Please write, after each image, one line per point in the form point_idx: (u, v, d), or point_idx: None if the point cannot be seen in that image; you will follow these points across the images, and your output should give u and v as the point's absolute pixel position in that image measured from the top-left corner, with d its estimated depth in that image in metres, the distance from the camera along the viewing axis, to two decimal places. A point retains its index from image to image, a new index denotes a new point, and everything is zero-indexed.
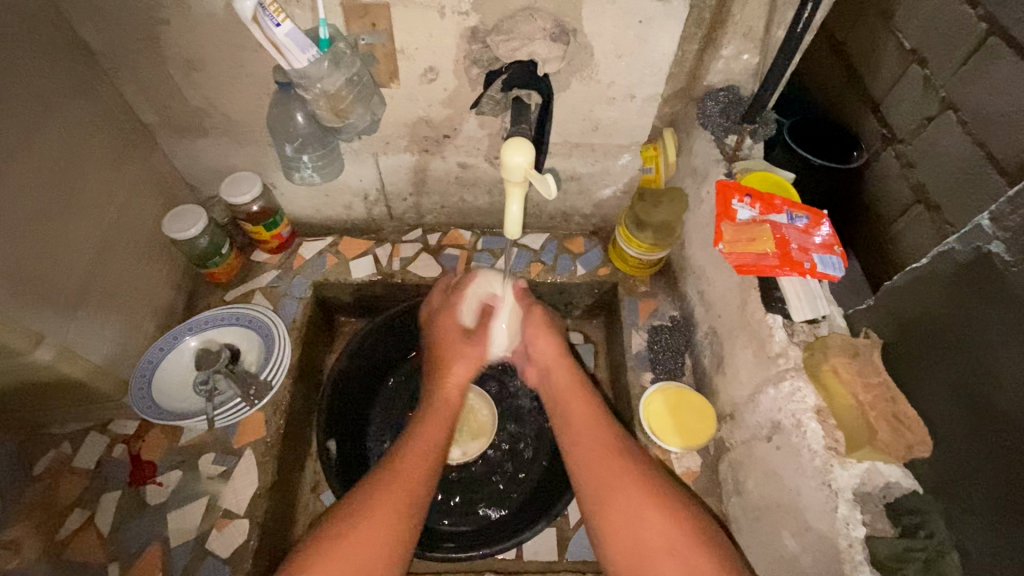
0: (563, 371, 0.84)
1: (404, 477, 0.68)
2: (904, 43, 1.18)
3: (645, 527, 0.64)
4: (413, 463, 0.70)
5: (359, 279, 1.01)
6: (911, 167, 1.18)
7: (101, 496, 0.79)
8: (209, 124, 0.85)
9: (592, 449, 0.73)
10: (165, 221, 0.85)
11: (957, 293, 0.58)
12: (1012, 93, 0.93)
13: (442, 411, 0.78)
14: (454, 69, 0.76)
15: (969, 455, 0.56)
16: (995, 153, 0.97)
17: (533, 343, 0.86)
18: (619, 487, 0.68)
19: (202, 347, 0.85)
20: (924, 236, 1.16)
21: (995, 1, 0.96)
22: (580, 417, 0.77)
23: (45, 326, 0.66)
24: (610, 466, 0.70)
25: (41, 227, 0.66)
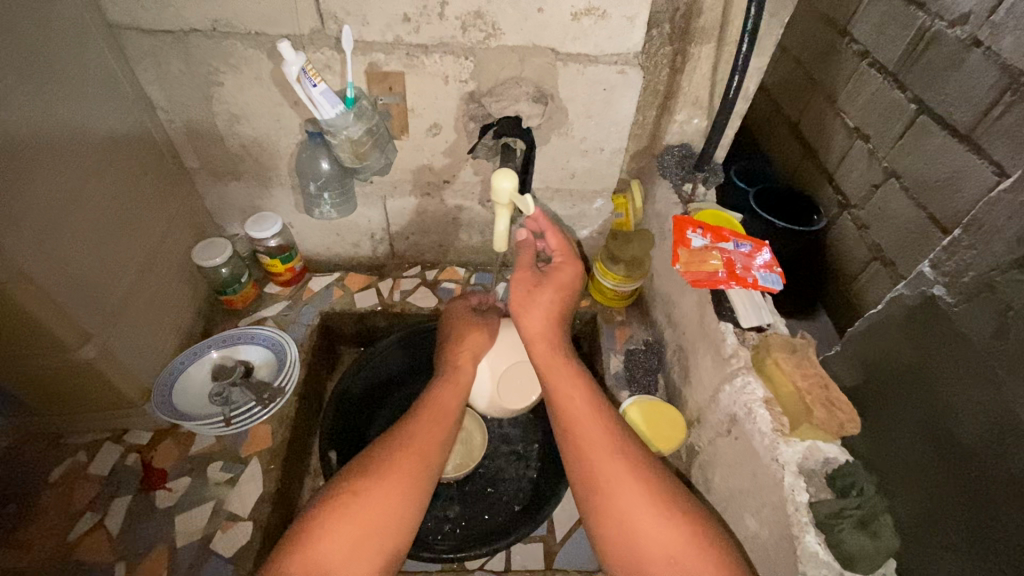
0: (545, 347, 0.83)
1: (403, 460, 0.74)
2: (849, 122, 1.39)
3: (638, 512, 0.68)
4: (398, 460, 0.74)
5: (362, 309, 1.11)
6: (866, 228, 1.36)
7: (112, 500, 0.84)
8: (241, 168, 0.99)
9: (586, 441, 0.75)
10: (195, 250, 0.96)
11: (910, 334, 0.79)
12: (943, 162, 1.10)
13: (432, 423, 0.81)
14: (454, 125, 0.92)
15: (941, 492, 0.72)
16: (936, 215, 1.13)
17: (524, 315, 0.83)
18: (613, 475, 0.71)
19: (218, 364, 0.94)
20: (882, 289, 1.32)
21: (921, 87, 1.16)
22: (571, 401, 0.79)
23: (94, 327, 0.76)
24: (596, 460, 0.73)
25: (101, 242, 0.77)
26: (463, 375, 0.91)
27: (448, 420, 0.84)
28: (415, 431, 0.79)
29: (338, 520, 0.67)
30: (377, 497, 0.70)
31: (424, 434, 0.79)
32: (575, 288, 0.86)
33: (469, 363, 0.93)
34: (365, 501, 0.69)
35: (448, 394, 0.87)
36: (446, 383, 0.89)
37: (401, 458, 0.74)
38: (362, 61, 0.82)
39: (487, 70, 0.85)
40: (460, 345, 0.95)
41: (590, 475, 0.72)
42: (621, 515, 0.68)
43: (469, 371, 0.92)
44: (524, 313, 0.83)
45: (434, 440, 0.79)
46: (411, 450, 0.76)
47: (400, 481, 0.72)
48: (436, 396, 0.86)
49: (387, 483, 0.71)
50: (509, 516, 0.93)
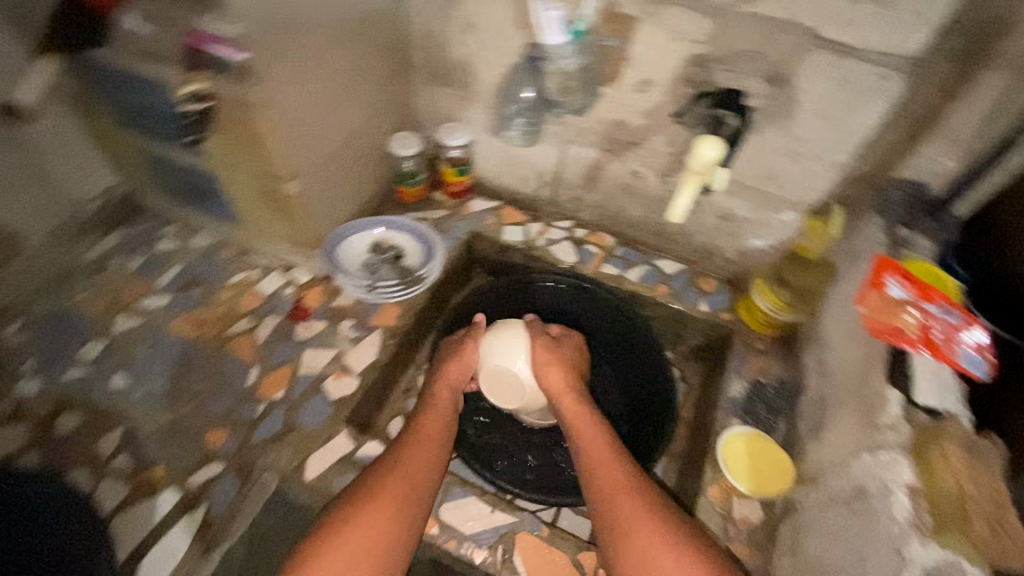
0: (570, 399, 0.87)
1: (393, 483, 0.74)
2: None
3: (653, 552, 0.67)
4: (394, 482, 0.74)
5: (506, 241, 1.15)
6: None
7: (267, 315, 0.99)
8: (455, 75, 1.05)
9: (601, 481, 0.76)
10: (393, 138, 1.08)
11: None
12: None
13: (423, 444, 0.80)
14: (667, 87, 0.88)
15: None
16: None
17: (545, 371, 0.88)
18: (628, 512, 0.71)
19: (374, 242, 1.04)
20: None
21: None
22: (595, 445, 0.80)
23: (302, 169, 0.88)
24: (627, 517, 0.71)
25: (330, 102, 0.89)
26: (440, 404, 0.88)
27: (440, 451, 0.81)
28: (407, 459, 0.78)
29: (343, 547, 0.67)
30: (371, 517, 0.70)
31: (412, 463, 0.77)
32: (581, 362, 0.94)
33: (448, 391, 0.90)
34: (359, 530, 0.69)
35: (431, 422, 0.85)
36: (427, 412, 0.87)
37: (394, 481, 0.74)
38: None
39: (726, 35, 0.79)
40: (447, 373, 0.91)
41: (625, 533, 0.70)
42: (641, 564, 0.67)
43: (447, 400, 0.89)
44: (542, 375, 0.88)
45: (424, 460, 0.78)
46: (398, 479, 0.75)
47: (398, 496, 0.73)
48: (419, 427, 0.83)
49: (378, 517, 0.70)
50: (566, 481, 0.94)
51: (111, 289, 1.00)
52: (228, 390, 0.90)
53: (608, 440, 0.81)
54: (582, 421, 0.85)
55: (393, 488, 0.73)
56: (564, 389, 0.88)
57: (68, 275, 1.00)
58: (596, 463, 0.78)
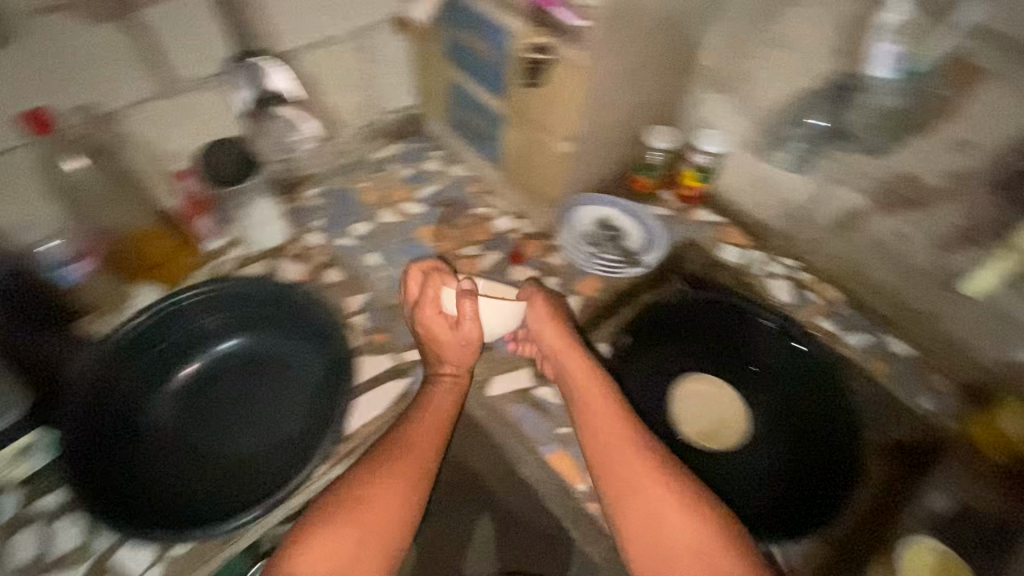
0: (575, 355, 0.90)
1: (404, 463, 0.80)
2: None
3: (665, 514, 0.76)
4: (391, 469, 0.80)
5: (720, 259, 1.13)
6: None
7: (492, 249, 1.12)
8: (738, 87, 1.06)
9: (602, 442, 0.82)
10: (652, 126, 1.10)
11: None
12: None
13: (428, 422, 0.85)
14: (990, 155, 0.80)
15: None
16: None
17: (544, 332, 0.91)
18: (634, 480, 0.78)
19: (600, 218, 1.10)
20: None
21: None
22: (598, 409, 0.85)
23: (580, 136, 0.96)
24: (631, 491, 0.78)
25: (626, 84, 0.95)
26: (432, 396, 0.88)
27: (442, 427, 0.86)
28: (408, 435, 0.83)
29: (379, 505, 0.77)
30: (382, 491, 0.77)
31: (418, 435, 0.84)
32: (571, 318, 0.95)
33: (466, 350, 0.91)
34: (387, 492, 0.78)
35: (444, 399, 0.88)
36: (438, 386, 0.89)
37: (400, 460, 0.80)
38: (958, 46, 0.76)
39: None
40: (442, 355, 0.91)
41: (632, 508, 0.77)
42: (654, 536, 0.75)
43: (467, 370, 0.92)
44: (544, 343, 0.91)
45: (430, 434, 0.84)
46: (408, 457, 0.81)
47: (405, 468, 0.80)
48: (427, 400, 0.88)
49: (395, 484, 0.78)
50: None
51: (384, 186, 1.20)
52: None
53: (608, 402, 0.85)
54: (581, 381, 0.88)
55: (399, 467, 0.80)
56: (567, 347, 0.90)
57: (358, 165, 1.22)
58: (596, 430, 0.83)
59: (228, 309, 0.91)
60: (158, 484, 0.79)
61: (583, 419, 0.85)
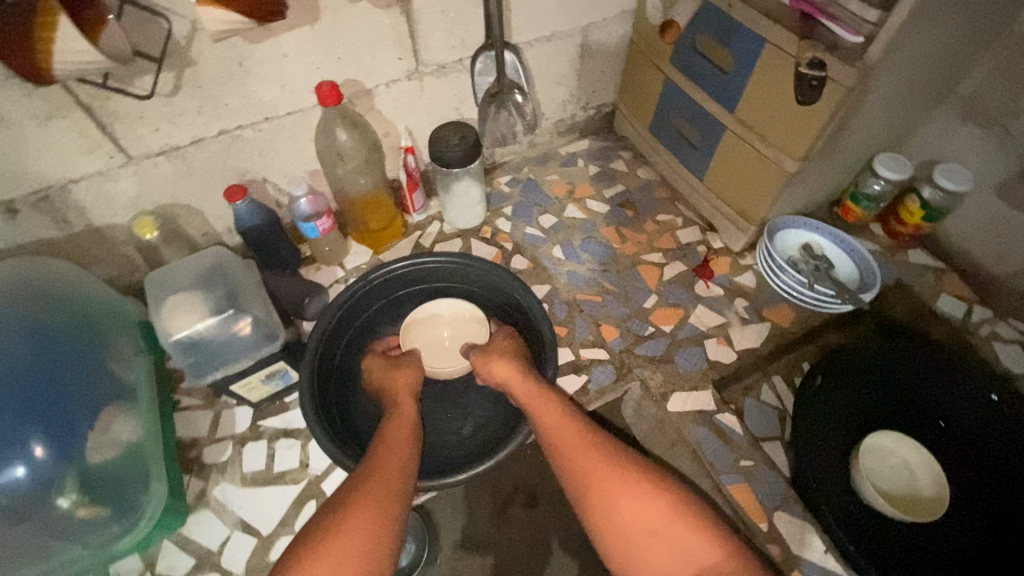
0: (523, 382, 0.81)
1: (375, 488, 0.67)
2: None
3: (635, 517, 0.65)
4: (361, 496, 0.66)
5: (939, 309, 1.02)
6: None
7: (677, 259, 1.10)
8: (1002, 122, 0.93)
9: (570, 467, 0.71)
10: (883, 155, 1.00)
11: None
12: None
13: (390, 449, 0.74)
14: None
15: None
16: None
17: (492, 361, 0.84)
18: (586, 470, 0.70)
19: (803, 244, 1.03)
20: None
21: None
22: (564, 436, 0.74)
23: (812, 163, 0.91)
24: (613, 512, 0.66)
25: (877, 111, 0.88)
26: (394, 424, 0.78)
27: (406, 450, 0.74)
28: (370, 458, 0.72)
29: (351, 532, 0.62)
30: (358, 522, 0.63)
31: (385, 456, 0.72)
32: (521, 341, 0.88)
33: (405, 384, 0.84)
34: (363, 509, 0.64)
35: (396, 428, 0.77)
36: (392, 420, 0.79)
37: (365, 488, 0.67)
38: None
39: None
40: (386, 382, 0.85)
41: (620, 535, 0.65)
42: (616, 531, 0.66)
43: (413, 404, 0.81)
44: (486, 371, 0.84)
45: (395, 464, 0.71)
46: (372, 479, 0.68)
47: (380, 487, 0.67)
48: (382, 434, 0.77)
49: (366, 512, 0.64)
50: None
51: (571, 181, 1.22)
52: (628, 302, 1.04)
53: (566, 415, 0.76)
54: (534, 403, 0.79)
55: (361, 504, 0.65)
56: (515, 371, 0.82)
57: (548, 157, 1.26)
58: (565, 450, 0.73)
59: (420, 282, 1.00)
60: (364, 429, 0.87)
61: (550, 444, 0.74)
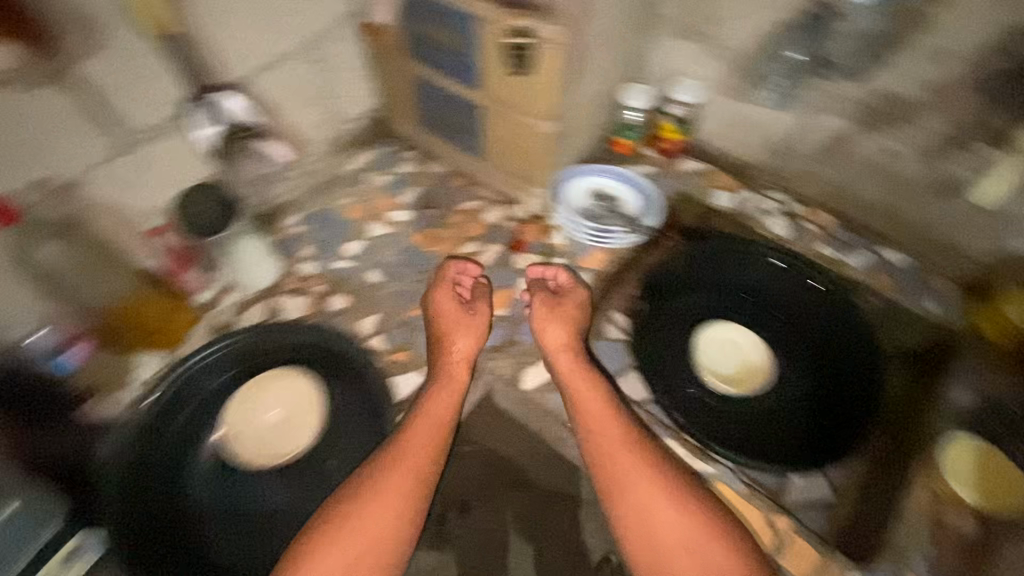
0: (566, 357, 0.89)
1: (394, 478, 0.76)
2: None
3: (657, 515, 0.74)
4: (376, 497, 0.74)
5: (715, 205, 1.14)
6: None
7: (491, 242, 1.10)
8: (703, 31, 1.04)
9: (602, 444, 0.80)
10: (627, 87, 1.11)
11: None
12: None
13: (416, 444, 0.79)
14: (969, 59, 0.82)
15: None
16: None
17: (542, 330, 0.91)
18: (622, 471, 0.77)
19: (594, 189, 1.10)
20: None
21: None
22: (603, 425, 0.82)
23: (559, 112, 0.95)
24: (642, 498, 0.75)
25: (596, 47, 0.93)
26: (430, 409, 0.83)
27: (433, 444, 0.80)
28: (410, 439, 0.79)
29: (364, 524, 0.72)
30: (370, 517, 0.73)
31: (416, 434, 0.80)
32: (579, 315, 0.94)
33: (461, 360, 0.89)
34: (379, 504, 0.74)
35: (438, 406, 0.83)
36: (431, 398, 0.84)
37: (388, 481, 0.75)
38: None
39: None
40: (449, 341, 0.91)
41: (640, 516, 0.75)
42: (647, 536, 0.74)
43: (461, 373, 0.88)
44: (541, 332, 0.91)
45: (418, 456, 0.78)
46: (399, 471, 0.76)
47: (400, 483, 0.75)
48: (428, 400, 0.84)
49: (382, 506, 0.74)
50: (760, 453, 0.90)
51: (365, 198, 1.16)
52: None
53: (617, 411, 0.83)
54: (575, 377, 0.87)
55: (374, 504, 0.74)
56: (560, 345, 0.90)
57: (332, 182, 1.17)
58: (604, 442, 0.80)
59: (235, 367, 0.89)
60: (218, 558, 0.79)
61: (589, 424, 0.82)
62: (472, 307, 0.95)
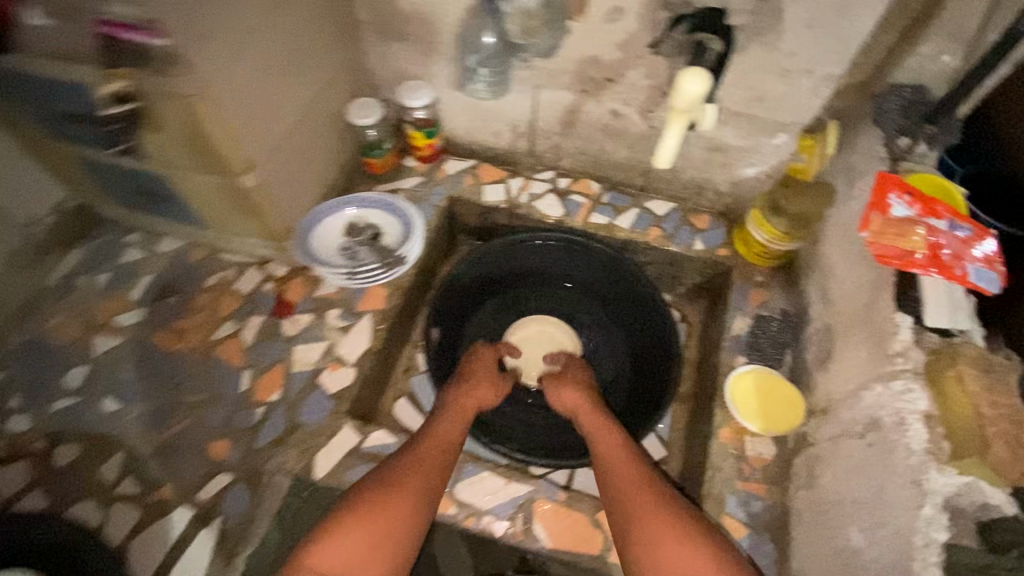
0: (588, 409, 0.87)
1: (387, 504, 0.69)
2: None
3: (666, 541, 0.67)
4: (359, 527, 0.66)
5: (487, 202, 1.09)
6: None
7: (251, 315, 0.95)
8: (406, 29, 0.96)
9: (624, 484, 0.74)
10: (351, 106, 0.99)
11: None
12: None
13: (418, 470, 0.73)
14: (639, 13, 0.79)
15: None
16: None
17: (555, 392, 0.91)
18: (640, 505, 0.71)
19: (353, 220, 0.99)
20: None
21: None
22: (622, 462, 0.77)
23: (259, 159, 0.80)
24: (652, 520, 0.69)
25: (275, 76, 0.79)
26: (440, 432, 0.79)
27: (438, 473, 0.74)
28: (425, 445, 0.76)
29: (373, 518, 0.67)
30: (349, 542, 0.65)
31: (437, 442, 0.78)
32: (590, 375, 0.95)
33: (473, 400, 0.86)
34: (394, 509, 0.69)
35: (442, 431, 0.79)
36: (445, 422, 0.81)
37: (379, 506, 0.68)
38: None
39: None
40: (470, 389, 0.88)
41: (646, 538, 0.68)
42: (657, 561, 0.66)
43: (464, 415, 0.83)
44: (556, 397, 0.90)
45: (414, 486, 0.71)
46: (391, 490, 0.70)
47: (388, 517, 0.68)
48: (428, 432, 0.79)
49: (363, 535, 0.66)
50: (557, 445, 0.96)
51: (83, 311, 0.95)
52: (223, 399, 0.88)
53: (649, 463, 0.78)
54: (608, 445, 0.80)
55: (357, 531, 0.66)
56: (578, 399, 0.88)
57: (39, 297, 0.96)
58: (623, 480, 0.75)
59: None
60: None
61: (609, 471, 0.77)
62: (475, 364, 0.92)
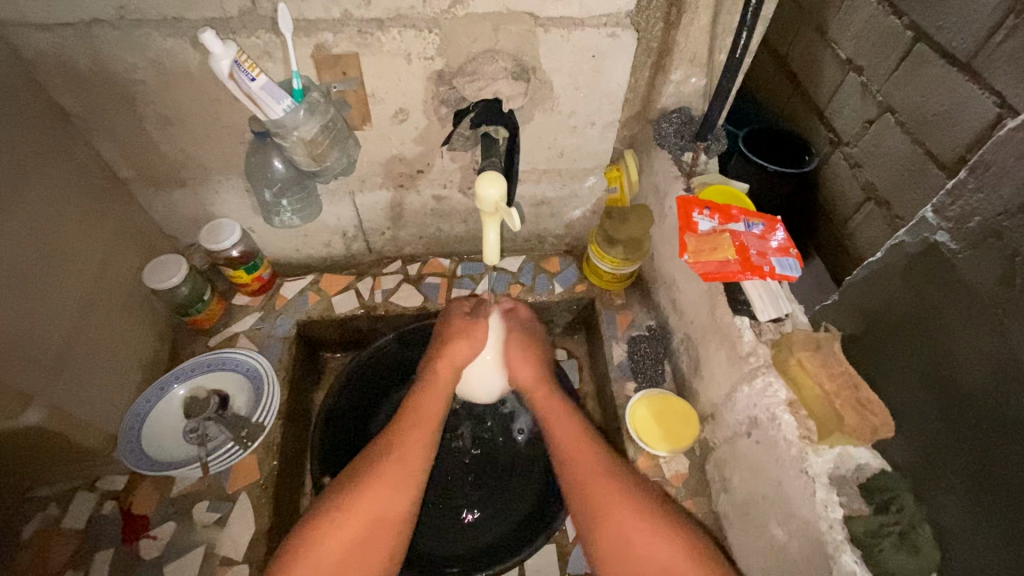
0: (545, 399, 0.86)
1: (372, 500, 0.70)
2: (840, 54, 1.26)
3: (628, 528, 0.68)
4: (348, 525, 0.68)
5: (341, 314, 1.02)
6: (859, 167, 1.25)
7: (93, 555, 0.77)
8: (185, 174, 0.87)
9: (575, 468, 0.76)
10: (146, 271, 0.85)
11: (913, 284, 0.64)
12: (941, 93, 1.01)
13: (400, 465, 0.73)
14: (421, 110, 0.80)
15: (982, 521, 0.57)
16: (933, 150, 1.04)
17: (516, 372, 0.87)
18: (597, 493, 0.72)
19: (190, 395, 0.87)
20: (876, 231, 1.23)
21: (918, 12, 1.04)
22: (569, 441, 0.79)
23: (32, 386, 0.68)
24: (610, 499, 0.71)
25: (27, 286, 0.67)
26: (428, 411, 0.80)
27: (427, 453, 0.76)
28: (413, 432, 0.77)
29: (348, 528, 0.68)
30: (343, 532, 0.67)
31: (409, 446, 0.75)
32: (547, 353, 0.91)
33: (454, 368, 0.84)
34: (376, 502, 0.70)
35: (428, 403, 0.80)
36: (427, 391, 0.82)
37: (370, 500, 0.70)
38: (307, 43, 0.69)
39: (455, 44, 0.73)
40: (453, 356, 0.84)
41: (599, 511, 0.71)
42: (619, 532, 0.68)
43: (450, 376, 0.84)
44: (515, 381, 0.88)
45: (408, 463, 0.74)
46: (380, 486, 0.71)
47: (382, 508, 0.70)
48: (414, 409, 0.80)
49: (348, 527, 0.68)
50: (485, 543, 0.88)
51: None
52: None
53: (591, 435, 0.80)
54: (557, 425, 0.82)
55: (345, 530, 0.67)
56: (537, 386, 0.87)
57: None
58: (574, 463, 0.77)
59: None
60: None
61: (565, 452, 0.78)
62: (477, 322, 0.87)
